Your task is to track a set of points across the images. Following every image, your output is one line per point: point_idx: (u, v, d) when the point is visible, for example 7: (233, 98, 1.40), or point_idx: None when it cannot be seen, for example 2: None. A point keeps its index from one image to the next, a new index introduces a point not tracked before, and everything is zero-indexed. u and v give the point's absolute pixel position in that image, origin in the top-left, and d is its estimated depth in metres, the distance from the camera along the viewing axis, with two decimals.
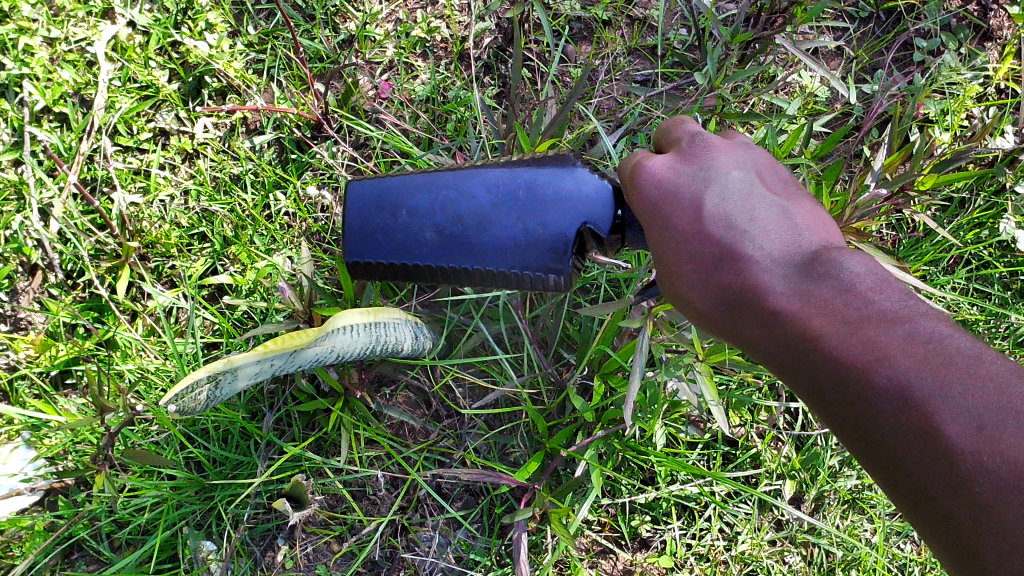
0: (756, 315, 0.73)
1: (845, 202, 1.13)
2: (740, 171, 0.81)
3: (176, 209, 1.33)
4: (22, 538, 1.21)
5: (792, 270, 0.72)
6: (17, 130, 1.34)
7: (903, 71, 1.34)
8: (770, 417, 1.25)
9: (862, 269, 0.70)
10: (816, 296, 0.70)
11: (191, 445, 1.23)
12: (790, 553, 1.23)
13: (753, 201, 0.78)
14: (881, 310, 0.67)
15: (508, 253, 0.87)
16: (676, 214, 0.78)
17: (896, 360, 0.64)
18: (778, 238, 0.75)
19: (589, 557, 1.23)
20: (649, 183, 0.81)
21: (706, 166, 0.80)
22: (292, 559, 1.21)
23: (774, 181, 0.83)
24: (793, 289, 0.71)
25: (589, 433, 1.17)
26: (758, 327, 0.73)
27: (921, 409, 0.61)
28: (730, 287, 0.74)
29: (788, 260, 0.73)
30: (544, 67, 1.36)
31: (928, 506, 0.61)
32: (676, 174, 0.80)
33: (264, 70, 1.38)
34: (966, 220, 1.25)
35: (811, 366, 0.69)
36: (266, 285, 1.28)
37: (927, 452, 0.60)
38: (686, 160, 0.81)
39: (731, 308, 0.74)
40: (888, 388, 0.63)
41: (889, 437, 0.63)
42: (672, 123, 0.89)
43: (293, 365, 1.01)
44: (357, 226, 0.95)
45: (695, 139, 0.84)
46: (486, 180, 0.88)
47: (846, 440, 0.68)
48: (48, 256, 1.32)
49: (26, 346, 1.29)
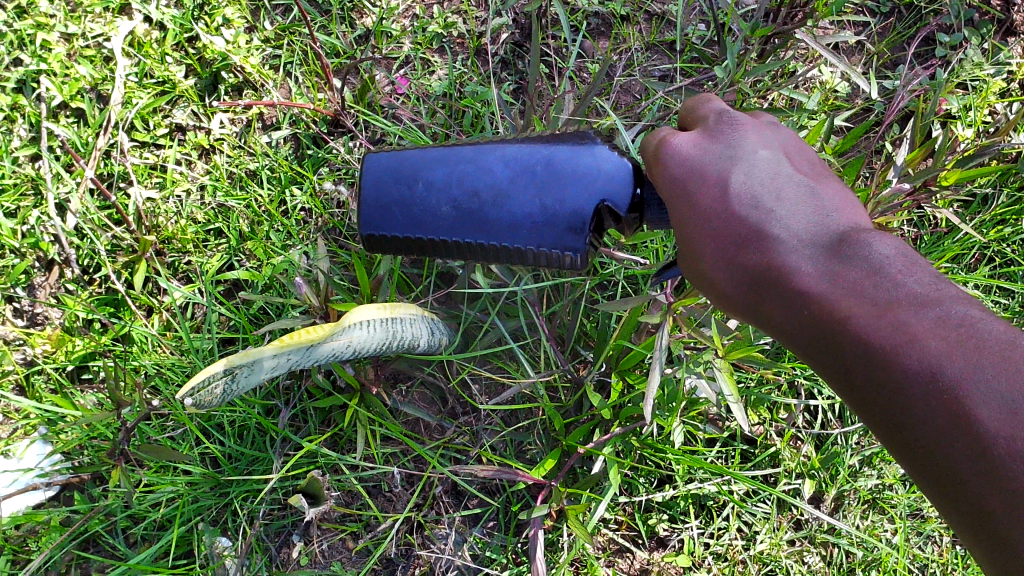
0: (782, 295, 0.72)
1: (866, 197, 1.11)
2: (768, 150, 0.79)
3: (191, 205, 1.33)
4: (38, 533, 1.22)
5: (821, 251, 0.71)
6: (34, 126, 1.35)
7: (924, 66, 1.33)
8: (789, 415, 1.23)
9: (891, 251, 0.69)
10: (845, 278, 0.69)
11: (207, 440, 1.22)
12: (809, 553, 1.21)
13: (780, 181, 0.77)
14: (910, 293, 0.66)
15: (524, 228, 0.85)
16: (701, 191, 0.77)
17: (926, 342, 0.63)
18: (807, 219, 0.73)
19: (606, 556, 1.22)
20: (674, 160, 0.79)
21: (733, 144, 0.79)
22: (306, 556, 1.21)
23: (802, 162, 0.81)
24: (822, 270, 0.70)
25: (606, 430, 1.16)
26: (783, 308, 0.72)
27: (950, 392, 0.60)
28: (755, 266, 0.73)
29: (816, 240, 0.72)
30: (561, 63, 1.35)
31: (956, 492, 0.60)
32: (702, 150, 0.79)
33: (280, 66, 1.38)
34: (989, 216, 1.22)
35: (837, 348, 0.68)
36: (282, 280, 1.28)
37: (955, 436, 0.59)
38: (712, 137, 0.80)
39: (755, 288, 0.73)
40: (917, 370, 0.62)
41: (917, 419, 0.62)
42: (697, 102, 0.87)
43: (311, 360, 0.99)
44: (373, 197, 0.92)
45: (722, 117, 0.82)
46: (504, 155, 0.87)
47: (869, 421, 0.68)
48: (64, 251, 1.32)
49: (42, 341, 1.29)
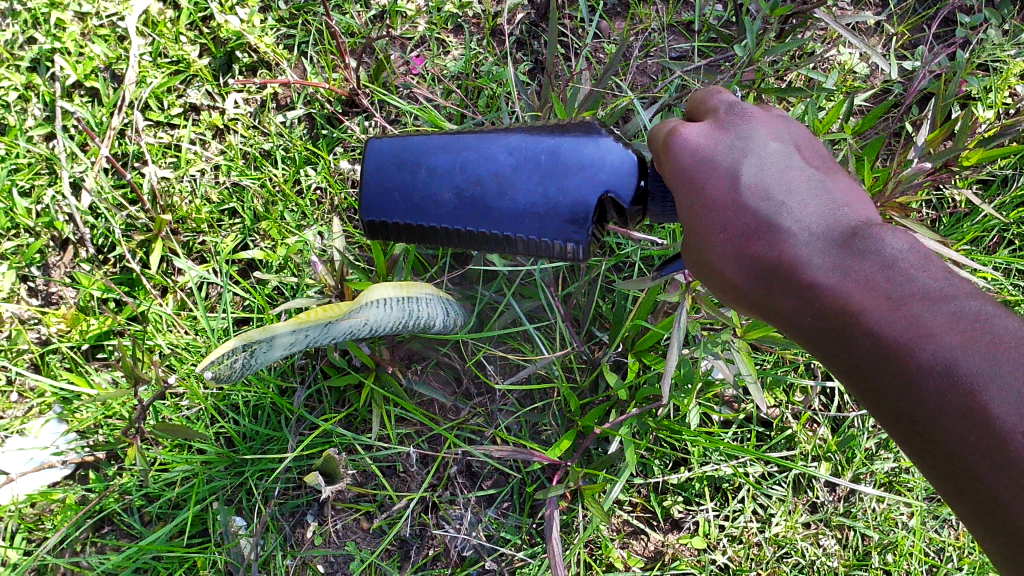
0: (792, 288, 0.71)
1: (886, 177, 1.10)
2: (778, 142, 0.78)
3: (206, 184, 1.33)
4: (53, 511, 1.22)
5: (833, 244, 0.70)
6: (49, 106, 1.34)
7: (945, 47, 1.31)
8: (805, 398, 1.23)
9: (903, 246, 0.69)
10: (857, 270, 0.68)
11: (221, 419, 1.22)
12: (824, 536, 1.20)
13: (791, 173, 0.75)
14: (924, 287, 0.66)
15: (525, 218, 0.85)
16: (710, 182, 0.75)
17: (941, 338, 0.62)
18: (819, 211, 0.72)
19: (620, 537, 1.22)
20: (683, 150, 0.77)
21: (743, 135, 0.77)
22: (321, 536, 1.21)
23: (813, 155, 0.80)
24: (833, 262, 0.69)
25: (623, 411, 1.16)
26: (794, 301, 0.71)
27: (965, 388, 0.59)
28: (765, 259, 0.72)
29: (827, 233, 0.71)
30: (578, 43, 1.34)
31: (972, 488, 0.60)
32: (712, 141, 0.77)
33: (294, 46, 1.37)
34: (1009, 198, 1.21)
35: (849, 341, 0.67)
36: (297, 260, 1.27)
37: (972, 432, 0.59)
38: (722, 127, 0.78)
39: (765, 280, 0.72)
40: (932, 364, 0.61)
41: (931, 414, 0.62)
42: (705, 92, 0.86)
43: (327, 337, 0.99)
44: (376, 182, 0.92)
45: (732, 107, 0.80)
46: (508, 144, 0.86)
47: (881, 416, 0.67)
48: (78, 230, 1.31)
49: (57, 321, 1.29)
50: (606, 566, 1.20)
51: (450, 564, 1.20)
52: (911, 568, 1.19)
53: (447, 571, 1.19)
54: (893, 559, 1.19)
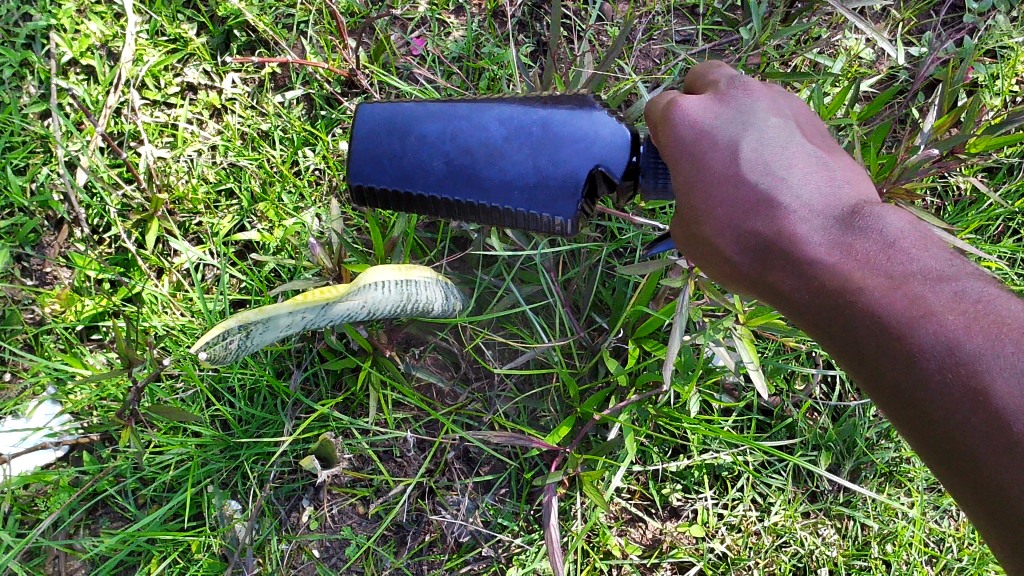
0: (792, 265, 0.69)
1: (893, 162, 1.08)
2: (780, 118, 0.76)
3: (202, 164, 1.31)
4: (47, 493, 1.21)
5: (834, 222, 0.69)
6: (44, 83, 1.31)
7: (952, 33, 1.29)
8: (806, 386, 1.21)
9: (905, 225, 0.67)
10: (858, 249, 0.67)
11: (217, 402, 1.21)
12: (824, 525, 1.20)
13: (793, 149, 0.74)
14: (926, 268, 0.64)
15: (515, 188, 0.83)
16: (710, 155, 0.74)
17: (942, 317, 0.61)
18: (820, 189, 0.71)
19: (618, 525, 1.21)
20: (683, 122, 0.75)
21: (745, 110, 0.76)
22: (315, 520, 1.21)
23: (815, 134, 0.79)
24: (834, 241, 0.68)
25: (623, 398, 1.15)
26: (792, 278, 0.69)
27: (967, 369, 0.58)
28: (763, 234, 0.70)
29: (828, 211, 0.69)
30: (580, 26, 1.32)
31: (971, 473, 0.58)
32: (713, 115, 0.75)
33: (294, 26, 1.34)
34: (1015, 187, 1.20)
35: (848, 319, 0.66)
36: (294, 243, 1.27)
37: (971, 413, 0.57)
38: (723, 101, 0.77)
39: (763, 257, 0.71)
40: (933, 345, 0.60)
41: (930, 395, 0.60)
42: (706, 67, 0.84)
43: (324, 319, 0.96)
44: (365, 148, 0.89)
45: (733, 82, 0.79)
46: (499, 114, 0.85)
47: (878, 397, 0.65)
48: (73, 210, 1.30)
49: (50, 301, 1.26)
50: (603, 553, 1.20)
51: (446, 550, 1.19)
52: (911, 559, 1.18)
53: (443, 557, 1.19)
54: (892, 550, 1.18)
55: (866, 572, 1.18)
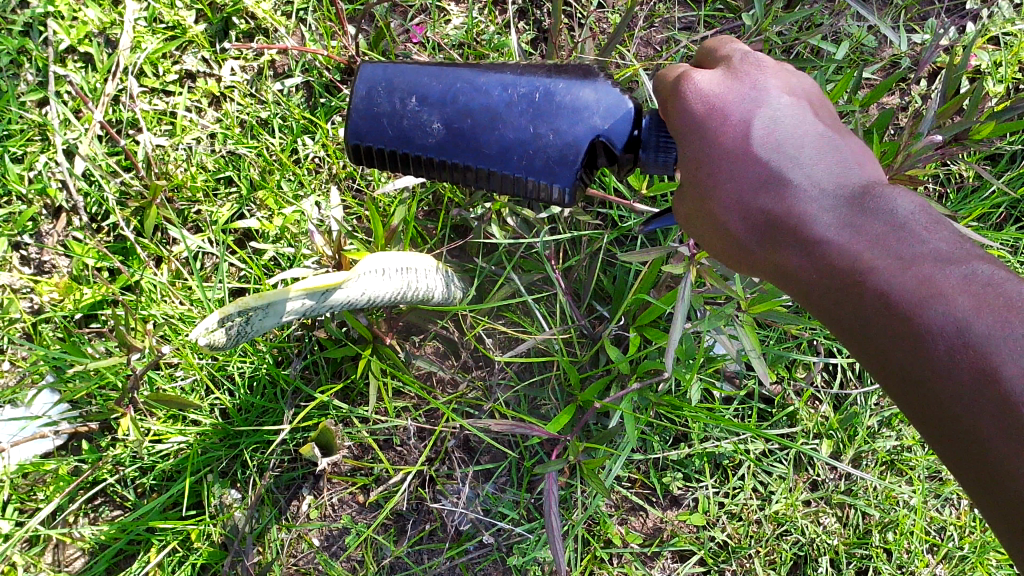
0: (799, 243, 0.69)
1: (896, 149, 1.07)
2: (792, 95, 0.74)
3: (202, 152, 1.31)
4: (46, 482, 1.21)
5: (843, 201, 0.68)
6: (41, 71, 1.30)
7: (955, 19, 1.27)
8: (807, 374, 1.21)
9: (914, 208, 0.67)
10: (869, 231, 0.66)
11: (217, 390, 1.21)
12: (824, 514, 1.20)
13: (806, 128, 0.72)
14: (935, 250, 0.64)
15: (514, 153, 0.83)
16: (720, 128, 0.71)
17: (951, 299, 0.60)
18: (831, 169, 0.70)
19: (619, 513, 1.21)
20: (695, 96, 0.72)
21: (758, 86, 0.73)
22: (316, 509, 1.21)
23: (825, 114, 0.77)
24: (844, 221, 0.67)
25: (623, 385, 1.15)
26: (799, 258, 0.69)
27: (974, 349, 0.58)
28: (772, 213, 0.69)
29: (838, 191, 0.69)
30: (581, 13, 1.31)
31: (974, 453, 0.58)
32: (726, 89, 0.72)
33: (293, 13, 1.33)
34: (1018, 174, 1.19)
35: (854, 299, 0.66)
36: (294, 231, 1.27)
37: (978, 394, 0.57)
38: (735, 75, 0.73)
39: (771, 236, 0.70)
40: (941, 325, 0.60)
41: (935, 374, 0.60)
42: (718, 43, 0.81)
43: (324, 306, 0.95)
44: (363, 107, 0.88)
45: (746, 56, 0.75)
46: (504, 80, 0.84)
47: (878, 376, 0.65)
48: (72, 199, 1.29)
49: (49, 289, 1.25)
50: (604, 541, 1.20)
51: (447, 538, 1.19)
52: (911, 547, 1.18)
53: (444, 545, 1.19)
54: (893, 538, 1.19)
55: (866, 560, 1.19)
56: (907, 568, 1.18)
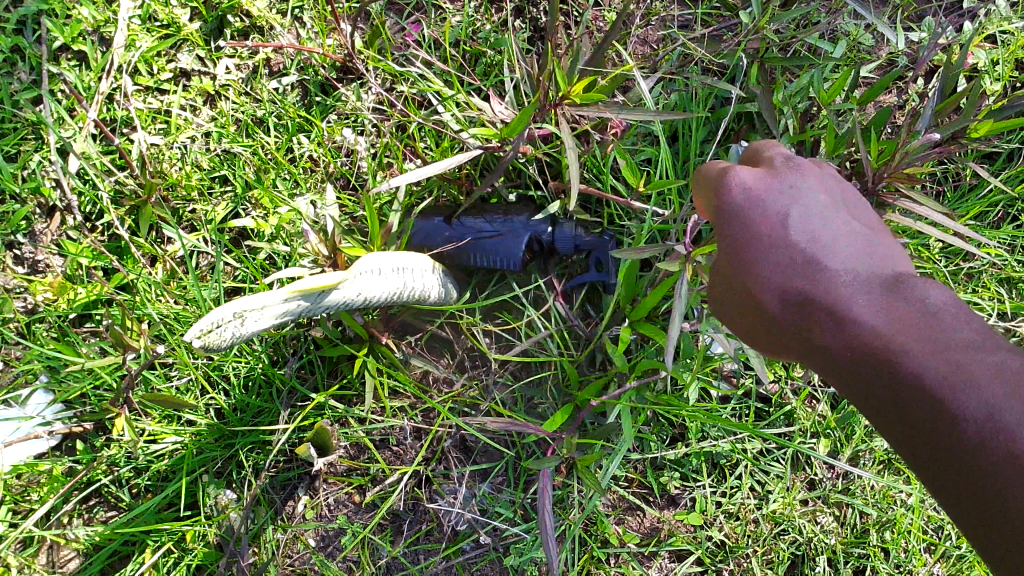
0: (834, 322, 0.72)
1: (893, 147, 1.05)
2: (828, 194, 0.80)
3: (197, 151, 1.30)
4: (40, 482, 1.21)
5: (878, 290, 0.72)
6: (35, 69, 1.29)
7: (953, 17, 1.27)
8: (805, 373, 1.21)
9: (949, 298, 0.68)
10: (903, 315, 0.68)
11: (212, 390, 1.20)
12: (822, 513, 1.19)
13: (839, 224, 0.78)
14: (969, 338, 0.64)
15: None
16: (759, 220, 0.77)
17: (982, 383, 0.60)
18: (866, 263, 0.75)
19: (616, 513, 1.21)
20: (735, 187, 0.78)
21: (794, 184, 0.79)
22: (312, 509, 1.20)
23: (858, 212, 0.83)
24: (879, 307, 0.70)
25: (620, 385, 1.15)
26: (832, 337, 0.72)
27: (1008, 434, 0.57)
28: (802, 294, 0.74)
29: (871, 278, 0.73)
30: (578, 11, 1.30)
31: (1010, 532, 0.56)
32: (764, 183, 0.78)
33: (288, 11, 1.33)
34: (1015, 172, 1.19)
35: (891, 384, 0.66)
36: (290, 230, 1.26)
37: (1014, 480, 0.56)
38: (774, 174, 0.80)
39: (802, 312, 0.75)
40: (974, 411, 0.59)
41: (972, 459, 0.58)
42: (762, 145, 0.89)
43: (319, 307, 0.94)
44: None
45: (788, 158, 0.83)
46: None
47: (913, 461, 0.65)
48: (66, 198, 1.28)
49: (43, 289, 1.25)
50: (601, 541, 1.20)
51: (443, 539, 1.19)
52: (909, 546, 1.18)
53: (441, 545, 1.18)
54: (891, 537, 1.18)
55: (863, 559, 1.18)
56: (905, 567, 1.18)
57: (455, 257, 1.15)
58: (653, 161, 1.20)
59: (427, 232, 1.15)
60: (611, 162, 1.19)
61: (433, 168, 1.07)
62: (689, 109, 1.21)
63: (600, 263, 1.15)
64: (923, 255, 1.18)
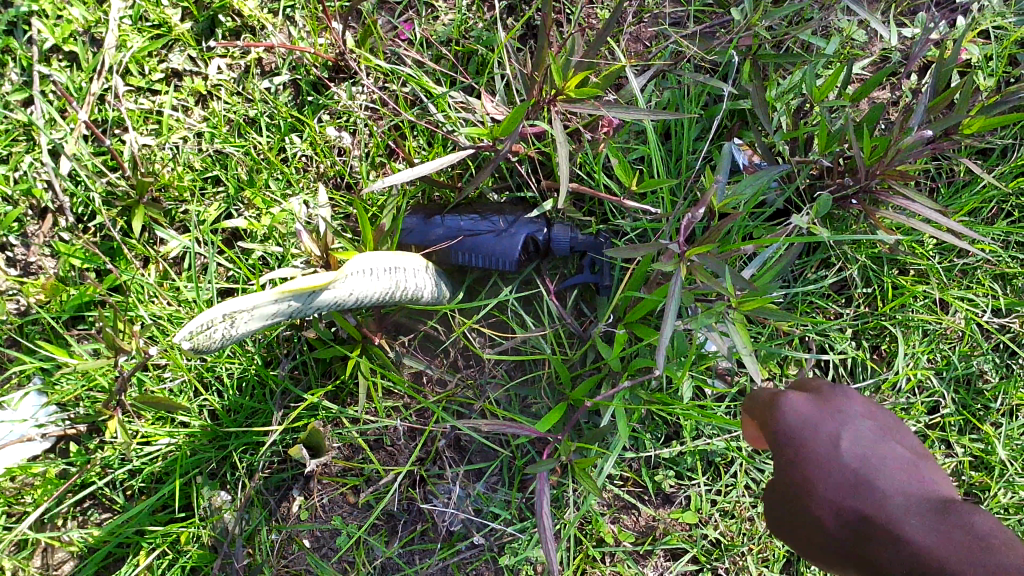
0: (889, 542, 0.76)
1: (886, 144, 1.05)
2: (868, 420, 0.86)
3: (189, 152, 1.29)
4: (34, 485, 1.20)
5: (928, 510, 0.77)
6: (26, 70, 1.29)
7: (946, 13, 1.27)
8: (799, 371, 1.21)
9: (992, 527, 0.76)
10: (955, 543, 0.74)
11: (205, 391, 1.20)
12: None
13: (884, 446, 0.82)
14: None
15: None
16: (813, 443, 0.83)
17: None
18: (910, 482, 0.79)
19: (611, 512, 1.21)
20: (785, 427, 0.86)
21: (842, 419, 0.84)
22: (306, 510, 1.20)
23: (896, 433, 0.88)
24: (931, 529, 0.76)
25: (614, 384, 1.14)
26: (890, 554, 0.76)
27: None
28: (857, 516, 0.78)
29: (922, 502, 0.78)
30: (570, 8, 1.30)
31: None
32: (815, 419, 0.85)
33: (279, 10, 1.32)
34: (1008, 168, 1.18)
35: None
36: (282, 230, 1.26)
37: None
38: (826, 411, 0.85)
39: (858, 535, 0.78)
40: None
41: None
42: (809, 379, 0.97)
43: (311, 308, 0.94)
44: None
45: (832, 392, 0.90)
46: None
47: None
48: (57, 199, 1.28)
49: (36, 291, 1.24)
50: (596, 540, 1.19)
51: (438, 539, 1.18)
52: None
53: (436, 545, 1.18)
54: None
55: None
56: None
57: (447, 257, 1.15)
58: (646, 159, 1.20)
59: (424, 230, 1.14)
60: (603, 160, 1.19)
61: (424, 168, 1.07)
62: (681, 106, 1.20)
63: (593, 265, 1.16)
64: (917, 252, 1.17)
